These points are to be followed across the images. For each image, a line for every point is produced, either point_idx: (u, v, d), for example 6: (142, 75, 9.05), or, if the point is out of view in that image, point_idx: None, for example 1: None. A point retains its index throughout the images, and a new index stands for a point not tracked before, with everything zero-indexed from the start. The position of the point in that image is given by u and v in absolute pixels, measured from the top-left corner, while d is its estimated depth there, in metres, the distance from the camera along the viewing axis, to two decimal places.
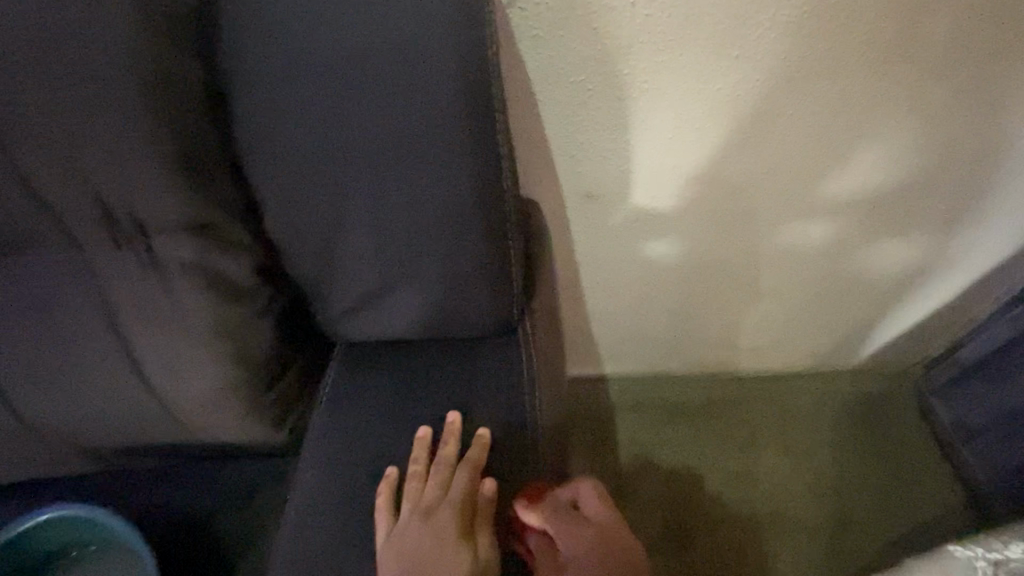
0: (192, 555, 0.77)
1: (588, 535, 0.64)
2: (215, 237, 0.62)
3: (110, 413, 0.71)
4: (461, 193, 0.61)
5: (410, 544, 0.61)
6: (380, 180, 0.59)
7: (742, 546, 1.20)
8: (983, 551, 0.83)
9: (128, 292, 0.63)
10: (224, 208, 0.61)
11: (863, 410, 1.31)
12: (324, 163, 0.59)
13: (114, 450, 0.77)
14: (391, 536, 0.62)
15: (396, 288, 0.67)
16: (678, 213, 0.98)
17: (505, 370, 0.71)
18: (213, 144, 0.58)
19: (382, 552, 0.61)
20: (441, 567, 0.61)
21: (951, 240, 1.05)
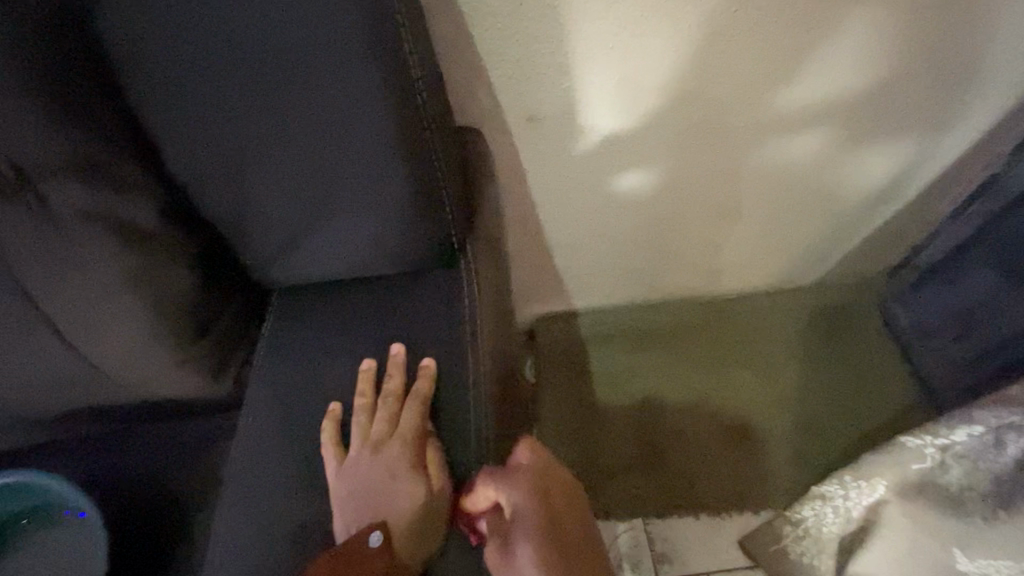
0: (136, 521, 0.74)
1: (529, 484, 0.59)
2: (104, 180, 0.59)
3: (41, 374, 0.69)
4: (373, 110, 0.57)
5: (361, 474, 0.60)
6: (278, 105, 0.56)
7: (714, 461, 1.22)
8: (931, 438, 0.85)
9: (17, 246, 0.60)
10: (111, 145, 0.59)
11: (829, 322, 1.33)
12: (224, 87, 0.55)
13: (56, 417, 0.76)
14: (340, 470, 0.62)
15: (316, 225, 0.65)
16: (633, 134, 0.94)
17: (444, 301, 0.70)
18: (91, 76, 0.56)
19: (333, 486, 0.61)
20: (386, 499, 0.60)
21: (913, 139, 1.03)
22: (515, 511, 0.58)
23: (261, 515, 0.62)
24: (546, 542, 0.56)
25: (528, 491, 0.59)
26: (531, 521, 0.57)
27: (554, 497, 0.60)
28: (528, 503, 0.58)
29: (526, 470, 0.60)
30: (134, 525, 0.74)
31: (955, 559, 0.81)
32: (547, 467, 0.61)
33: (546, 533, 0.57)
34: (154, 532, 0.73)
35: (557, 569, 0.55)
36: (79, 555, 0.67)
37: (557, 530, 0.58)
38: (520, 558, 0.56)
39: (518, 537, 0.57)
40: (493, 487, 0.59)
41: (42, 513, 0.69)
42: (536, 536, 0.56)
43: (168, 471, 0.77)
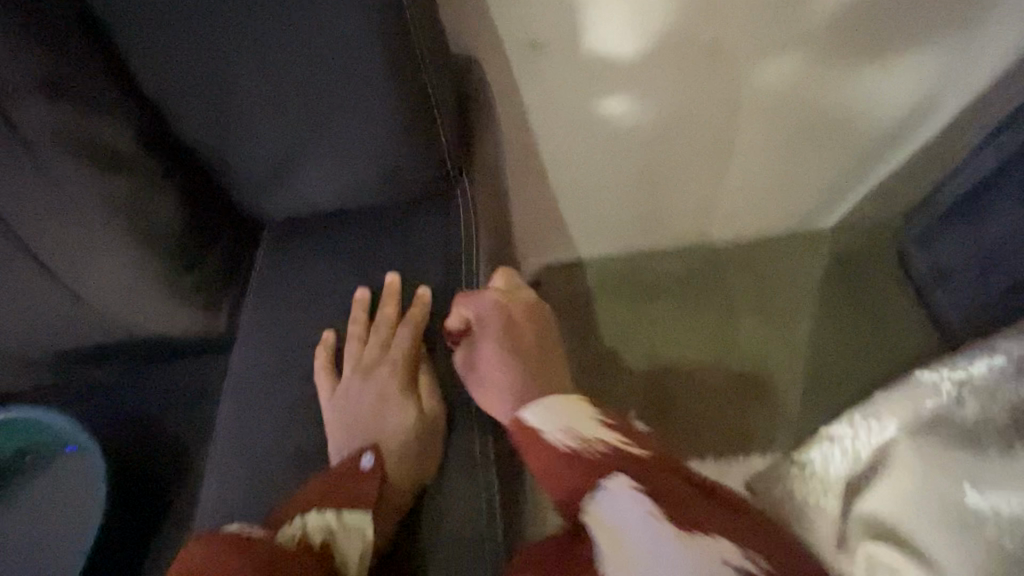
0: (136, 459, 0.74)
1: (497, 300, 0.63)
2: (78, 100, 0.57)
3: (36, 312, 0.69)
4: (355, 20, 0.53)
5: (353, 399, 0.60)
6: (251, 16, 0.52)
7: (720, 404, 1.20)
8: (948, 372, 0.86)
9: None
10: (80, 61, 0.56)
11: (844, 265, 1.29)
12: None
13: (54, 358, 0.76)
14: (335, 395, 0.61)
15: (301, 151, 0.62)
16: (640, 63, 0.88)
17: (439, 233, 0.67)
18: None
19: (328, 410, 0.61)
20: (381, 423, 0.59)
21: (943, 64, 0.96)
22: (482, 321, 0.62)
23: (256, 448, 0.62)
24: (506, 344, 0.62)
25: (493, 303, 0.63)
26: (496, 325, 0.62)
27: (521, 308, 0.64)
28: (494, 316, 0.62)
29: (497, 290, 0.64)
30: (134, 463, 0.74)
31: (965, 495, 0.79)
32: (516, 288, 0.65)
33: (508, 338, 0.62)
34: (153, 470, 0.73)
35: (514, 366, 0.61)
36: (86, 489, 0.69)
37: (517, 333, 0.63)
38: (480, 355, 0.62)
39: (481, 340, 0.62)
40: (464, 303, 0.63)
41: (46, 448, 0.71)
42: (498, 341, 0.62)
43: (166, 411, 0.77)
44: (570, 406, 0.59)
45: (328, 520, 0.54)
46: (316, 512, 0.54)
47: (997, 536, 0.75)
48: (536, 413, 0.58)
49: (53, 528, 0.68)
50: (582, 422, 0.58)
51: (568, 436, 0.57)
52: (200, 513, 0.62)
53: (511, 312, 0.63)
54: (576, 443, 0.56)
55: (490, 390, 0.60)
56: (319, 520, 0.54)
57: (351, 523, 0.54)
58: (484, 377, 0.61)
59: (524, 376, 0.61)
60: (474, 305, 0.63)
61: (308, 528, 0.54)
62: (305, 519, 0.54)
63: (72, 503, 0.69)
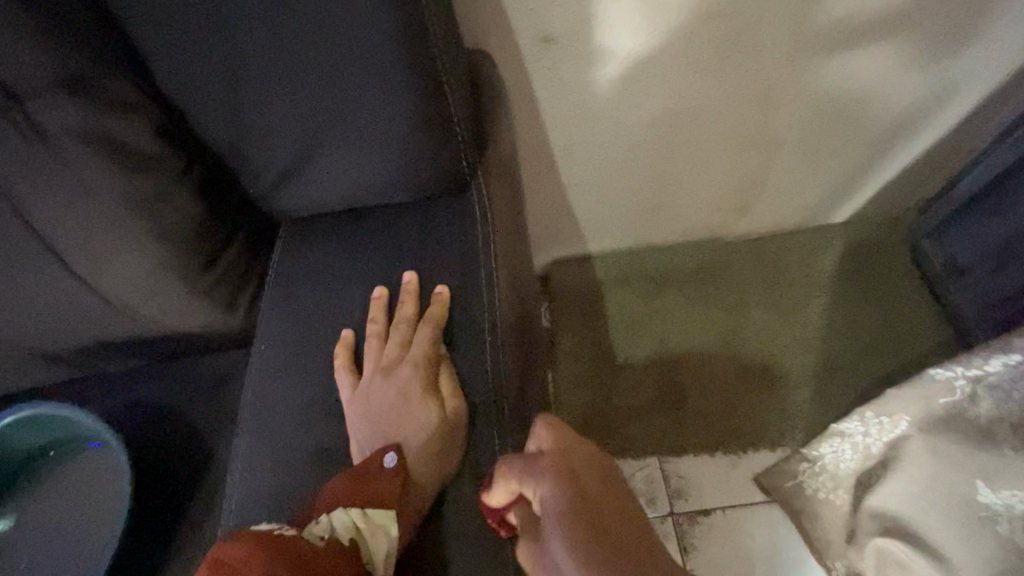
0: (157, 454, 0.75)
1: (553, 470, 0.52)
2: (97, 98, 0.57)
3: (56, 311, 0.70)
4: (372, 17, 0.53)
5: (373, 397, 0.60)
6: (270, 14, 0.53)
7: (731, 399, 1.20)
8: (964, 369, 0.83)
9: (19, 174, 0.59)
10: (97, 61, 0.56)
11: (857, 260, 1.28)
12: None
13: (73, 355, 0.76)
14: (356, 393, 0.61)
15: (319, 148, 0.62)
16: (654, 56, 0.87)
17: (456, 230, 0.68)
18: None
19: (349, 408, 0.61)
20: (402, 421, 0.60)
21: (961, 56, 0.95)
22: (544, 503, 0.50)
23: (277, 444, 0.63)
24: (584, 531, 0.47)
25: (552, 476, 0.51)
26: (563, 504, 0.49)
27: (583, 471, 0.53)
28: (557, 494, 0.50)
29: (548, 452, 0.53)
30: (156, 458, 0.75)
31: (976, 492, 0.76)
32: (566, 439, 0.55)
33: (583, 516, 0.49)
34: (175, 465, 0.74)
35: (604, 558, 0.46)
36: (112, 482, 0.70)
37: (594, 519, 0.49)
38: (554, 551, 0.48)
39: (549, 535, 0.49)
40: (516, 479, 0.53)
41: (71, 443, 0.72)
42: (570, 528, 0.48)
43: (185, 407, 0.78)
44: None
45: (353, 518, 0.54)
46: (342, 511, 0.54)
47: (1009, 531, 0.72)
48: None
49: (80, 522, 0.70)
50: None
51: None
52: (224, 508, 0.63)
53: (577, 483, 0.51)
54: None
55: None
56: (344, 518, 0.54)
57: (377, 522, 0.54)
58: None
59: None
60: (532, 481, 0.52)
61: (335, 526, 0.53)
62: (331, 518, 0.54)
63: (98, 496, 0.70)
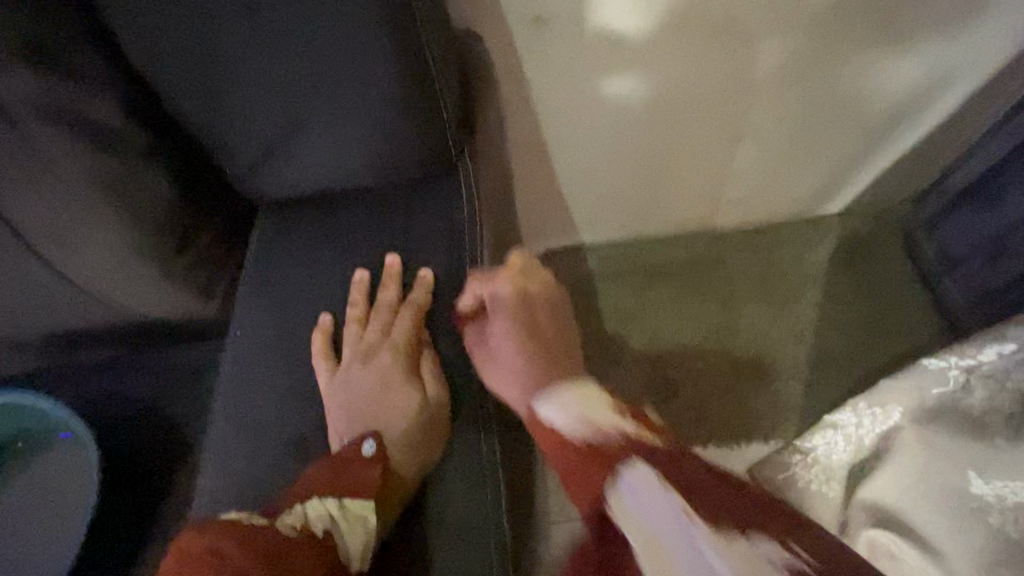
0: (128, 445, 0.73)
1: (509, 277, 0.61)
2: (61, 70, 0.55)
3: (22, 296, 0.67)
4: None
5: (353, 383, 0.59)
6: None
7: (722, 390, 1.19)
8: (957, 360, 0.84)
9: None
10: (61, 31, 0.54)
11: (849, 251, 1.27)
12: None
13: (42, 343, 0.74)
14: (335, 380, 0.60)
15: (297, 128, 0.59)
16: (649, 41, 0.85)
17: (441, 212, 0.66)
18: None
19: (328, 395, 0.59)
20: (382, 408, 0.58)
21: (956, 44, 0.94)
22: (495, 300, 0.60)
23: (254, 432, 0.61)
24: (517, 323, 0.59)
25: (507, 282, 0.61)
26: (509, 304, 0.60)
27: (536, 290, 0.62)
28: (508, 294, 0.60)
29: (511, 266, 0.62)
30: (129, 450, 0.73)
31: (970, 483, 0.76)
32: (527, 269, 0.63)
33: (520, 313, 0.60)
34: (150, 457, 0.72)
35: (528, 347, 0.58)
36: (81, 476, 0.68)
37: (532, 319, 0.60)
38: (494, 335, 0.60)
39: (493, 320, 0.60)
40: (480, 280, 0.61)
41: (41, 434, 0.70)
42: (511, 317, 0.59)
43: (162, 395, 0.76)
44: (587, 398, 0.53)
45: (330, 508, 0.52)
46: (318, 501, 0.53)
47: (999, 522, 0.73)
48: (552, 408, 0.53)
49: (48, 516, 0.67)
50: (598, 410, 0.52)
51: (579, 422, 0.51)
52: (198, 499, 0.61)
53: (527, 293, 0.61)
54: (588, 430, 0.50)
55: (496, 368, 0.59)
56: (321, 508, 0.52)
57: (354, 512, 0.52)
58: (495, 357, 0.59)
59: (535, 361, 0.58)
60: (491, 279, 0.61)
61: (310, 517, 0.52)
62: (307, 507, 0.53)
63: (67, 490, 0.68)
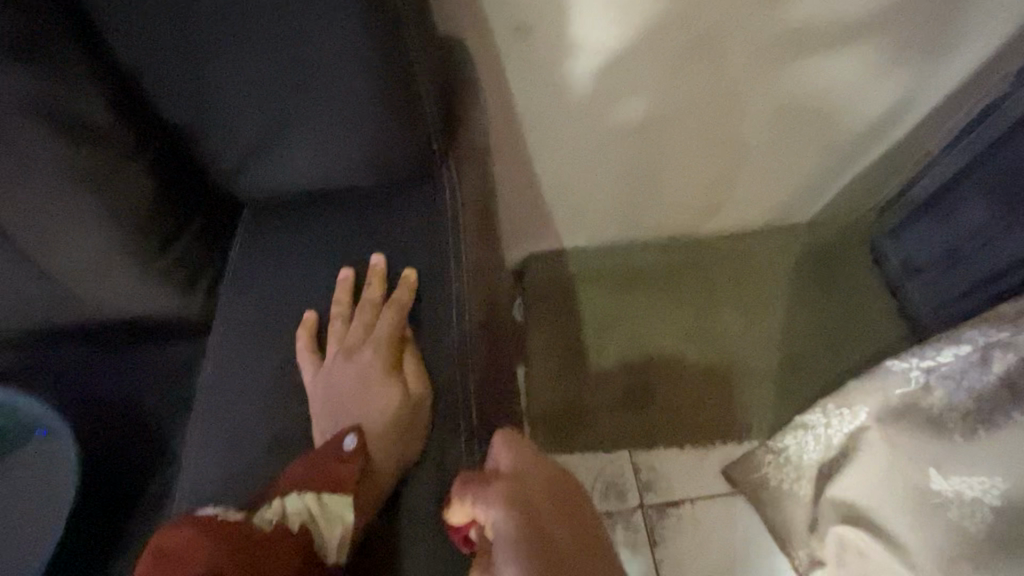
0: (108, 444, 0.72)
1: (502, 494, 0.50)
2: (45, 63, 0.55)
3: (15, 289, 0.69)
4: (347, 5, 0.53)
5: (336, 379, 0.59)
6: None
7: (698, 392, 1.22)
8: (917, 361, 0.86)
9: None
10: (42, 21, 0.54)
11: (820, 257, 1.32)
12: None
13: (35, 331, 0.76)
14: (318, 375, 0.61)
15: (285, 129, 0.61)
16: (629, 54, 0.88)
17: (427, 215, 0.68)
18: None
19: (311, 390, 0.60)
20: (363, 402, 0.59)
21: (918, 64, 0.99)
22: (494, 523, 0.50)
23: (235, 430, 0.61)
24: (534, 550, 0.48)
25: (507, 509, 0.50)
26: (513, 537, 0.48)
27: (535, 491, 0.52)
28: (506, 516, 0.49)
29: (502, 474, 0.52)
30: (105, 449, 0.72)
31: (929, 479, 0.80)
32: (520, 467, 0.53)
33: (535, 544, 0.48)
34: (127, 455, 0.72)
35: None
36: (52, 475, 0.67)
37: (553, 554, 0.48)
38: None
39: (500, 558, 0.48)
40: (470, 504, 0.51)
41: (12, 434, 0.69)
42: (521, 556, 0.47)
43: (142, 394, 0.75)
44: None
45: (309, 503, 0.53)
46: (296, 496, 0.53)
47: (958, 517, 0.76)
48: None
49: (18, 514, 0.66)
50: None
51: None
52: (177, 496, 0.61)
53: (528, 515, 0.50)
54: None
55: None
56: (298, 503, 0.53)
57: (331, 509, 0.53)
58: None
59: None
60: (488, 501, 0.50)
61: (287, 512, 0.52)
62: (285, 503, 0.53)
63: (37, 489, 0.67)
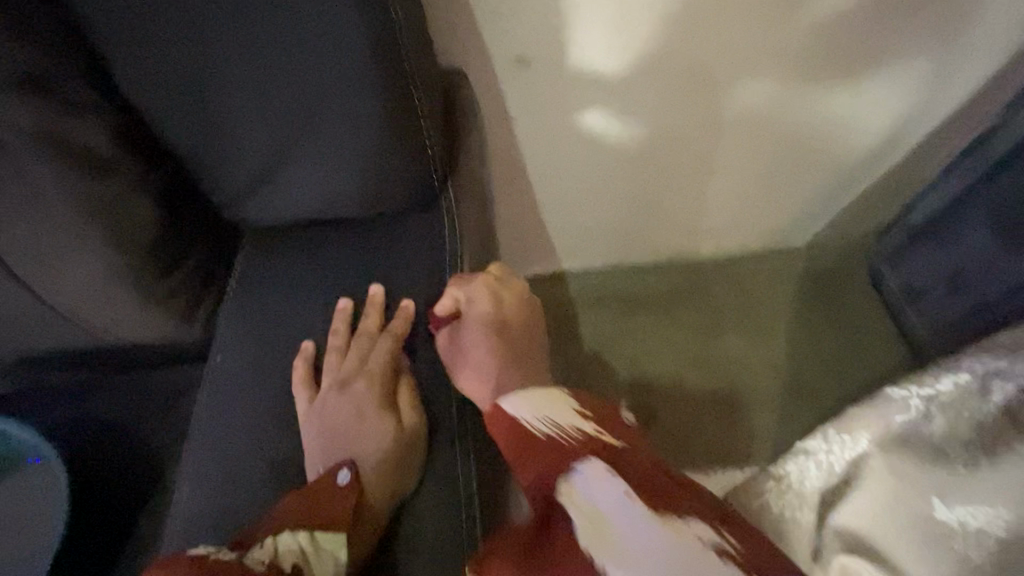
0: (100, 475, 0.72)
1: (485, 285, 0.64)
2: (56, 101, 0.57)
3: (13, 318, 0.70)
4: (352, 46, 0.54)
5: (329, 411, 0.59)
6: (240, 37, 0.53)
7: (699, 416, 1.22)
8: (918, 389, 0.87)
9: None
10: (56, 61, 0.56)
11: (818, 281, 1.32)
12: (184, 16, 0.53)
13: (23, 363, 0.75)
14: (312, 407, 0.60)
15: (286, 162, 0.63)
16: (628, 83, 0.90)
17: (426, 242, 0.69)
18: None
19: (306, 423, 0.60)
20: (357, 435, 0.59)
21: (912, 92, 1.00)
22: (470, 305, 0.63)
23: (231, 460, 0.61)
24: (491, 331, 0.61)
25: (484, 294, 0.63)
26: (483, 311, 0.62)
27: (510, 303, 0.64)
28: (479, 301, 0.63)
29: (485, 275, 0.65)
30: (102, 477, 0.72)
31: (934, 509, 0.77)
32: (498, 291, 0.64)
33: (493, 327, 0.62)
34: (121, 484, 0.72)
35: (498, 354, 0.61)
36: (48, 502, 0.67)
37: (506, 338, 0.62)
38: (464, 340, 0.62)
39: (465, 328, 0.62)
40: (456, 287, 0.64)
41: (6, 461, 0.68)
42: (482, 327, 0.61)
43: (140, 420, 0.75)
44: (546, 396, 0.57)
45: (301, 542, 0.53)
46: (289, 533, 0.53)
47: (964, 547, 0.74)
48: (515, 403, 0.56)
49: (15, 544, 0.66)
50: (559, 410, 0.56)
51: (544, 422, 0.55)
52: (170, 530, 0.61)
53: (501, 302, 0.63)
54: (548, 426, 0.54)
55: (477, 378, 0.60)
56: (291, 542, 0.53)
57: (324, 545, 0.53)
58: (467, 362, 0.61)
59: (501, 358, 0.60)
60: (468, 287, 0.64)
61: (280, 551, 0.52)
62: (277, 541, 0.53)
63: (35, 515, 0.67)
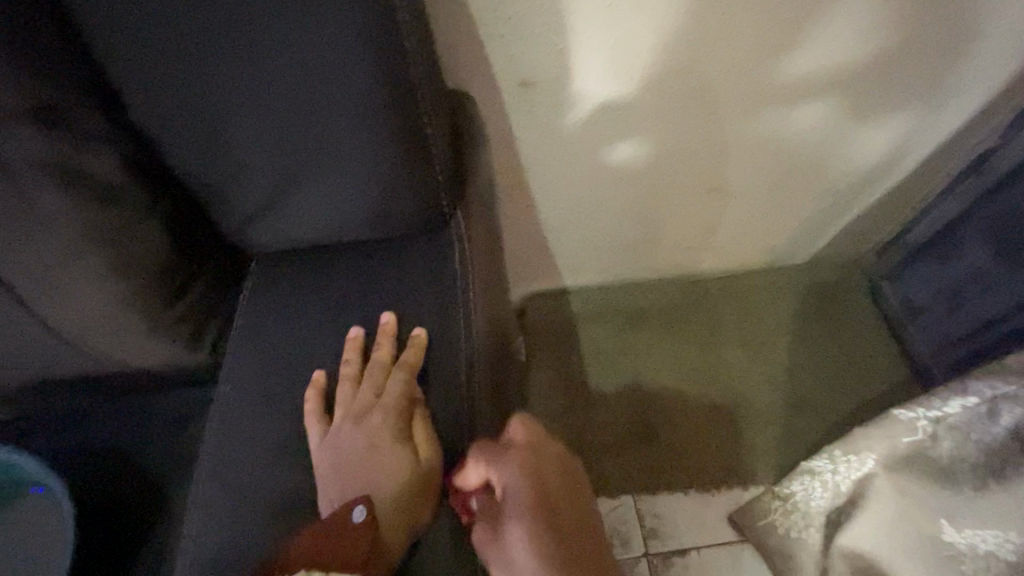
0: (108, 502, 0.71)
1: (520, 460, 0.56)
2: (67, 132, 0.56)
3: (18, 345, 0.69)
4: (363, 76, 0.55)
5: (342, 443, 0.59)
6: (252, 68, 0.54)
7: (705, 435, 1.21)
8: (925, 411, 0.82)
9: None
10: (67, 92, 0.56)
11: (821, 297, 1.32)
12: (196, 47, 0.53)
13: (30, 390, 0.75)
14: (324, 438, 0.60)
15: (296, 189, 0.63)
16: (631, 104, 0.90)
17: (435, 266, 0.68)
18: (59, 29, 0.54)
19: (319, 455, 0.59)
20: (371, 468, 0.58)
21: (912, 114, 1.01)
22: (506, 488, 0.55)
23: (240, 491, 0.60)
24: (538, 520, 0.53)
25: (519, 472, 0.55)
26: (525, 499, 0.54)
27: (551, 474, 0.57)
28: (518, 480, 0.55)
29: (518, 446, 0.57)
30: (109, 505, 0.71)
31: (940, 530, 0.79)
32: (534, 466, 0.56)
33: (539, 513, 0.54)
34: (128, 512, 0.71)
35: (549, 540, 0.53)
36: (51, 533, 0.66)
37: (555, 521, 0.54)
38: (508, 534, 0.53)
39: (507, 519, 0.54)
40: (485, 465, 0.56)
41: (8, 490, 0.67)
42: (528, 518, 0.53)
43: (148, 446, 0.75)
44: None
45: None
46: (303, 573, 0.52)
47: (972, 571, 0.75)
48: None
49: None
50: None
51: None
52: (179, 563, 0.60)
53: (542, 475, 0.56)
54: None
55: None
56: None
57: None
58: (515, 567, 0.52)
59: (555, 548, 0.53)
60: (503, 466, 0.56)
61: None
62: None
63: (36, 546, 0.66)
